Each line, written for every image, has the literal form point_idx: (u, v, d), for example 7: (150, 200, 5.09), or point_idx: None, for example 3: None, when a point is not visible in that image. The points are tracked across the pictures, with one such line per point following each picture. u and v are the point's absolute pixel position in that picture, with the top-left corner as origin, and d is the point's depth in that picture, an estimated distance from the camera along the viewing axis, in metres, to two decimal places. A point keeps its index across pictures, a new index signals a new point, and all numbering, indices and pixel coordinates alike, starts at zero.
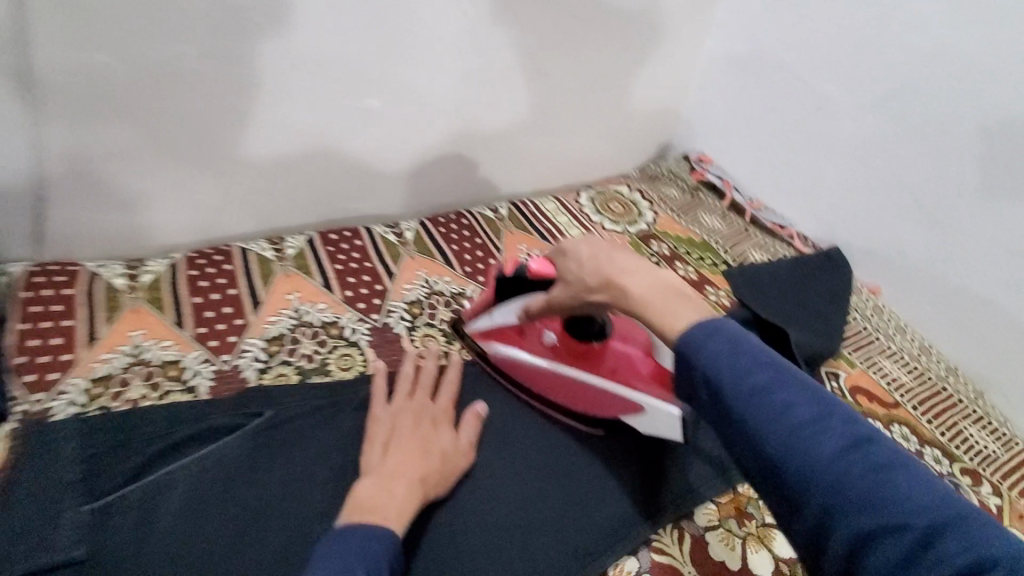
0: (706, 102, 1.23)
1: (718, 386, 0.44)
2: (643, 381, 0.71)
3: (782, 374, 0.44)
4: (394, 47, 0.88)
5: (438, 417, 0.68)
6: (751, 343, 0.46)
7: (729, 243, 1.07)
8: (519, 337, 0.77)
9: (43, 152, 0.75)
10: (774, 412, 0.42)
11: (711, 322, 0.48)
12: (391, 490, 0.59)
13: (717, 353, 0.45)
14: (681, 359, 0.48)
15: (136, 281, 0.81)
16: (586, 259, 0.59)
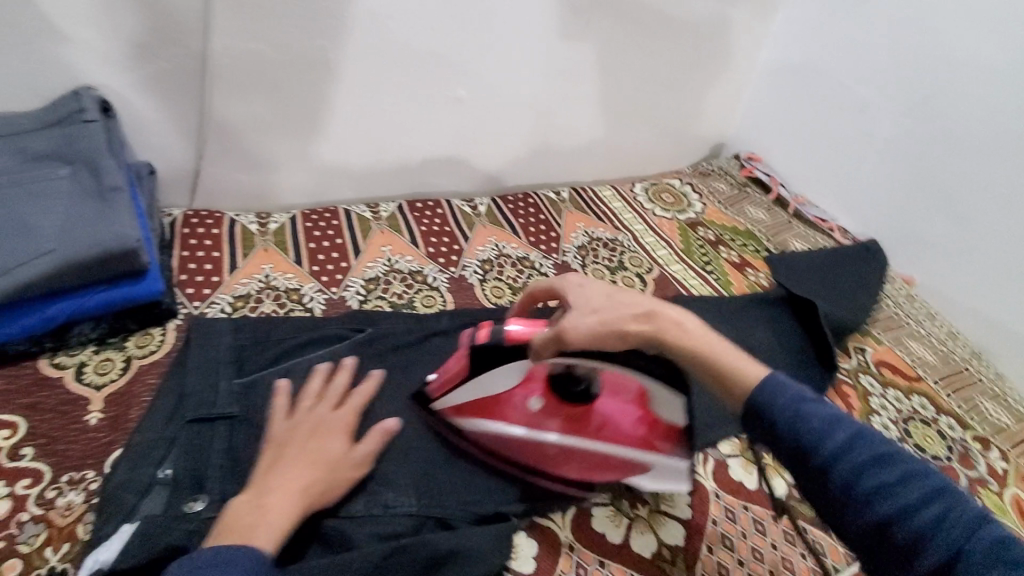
0: (759, 107, 1.34)
1: (820, 453, 0.50)
2: (643, 439, 0.68)
3: (868, 436, 0.51)
4: (485, 45, 1.05)
5: (334, 427, 0.64)
6: (835, 410, 0.52)
7: (773, 233, 1.16)
8: (504, 406, 0.70)
9: (206, 119, 0.95)
10: (880, 475, 0.48)
11: (790, 389, 0.53)
12: (264, 504, 0.56)
13: (812, 421, 0.51)
14: (772, 427, 0.52)
15: (265, 228, 1.00)
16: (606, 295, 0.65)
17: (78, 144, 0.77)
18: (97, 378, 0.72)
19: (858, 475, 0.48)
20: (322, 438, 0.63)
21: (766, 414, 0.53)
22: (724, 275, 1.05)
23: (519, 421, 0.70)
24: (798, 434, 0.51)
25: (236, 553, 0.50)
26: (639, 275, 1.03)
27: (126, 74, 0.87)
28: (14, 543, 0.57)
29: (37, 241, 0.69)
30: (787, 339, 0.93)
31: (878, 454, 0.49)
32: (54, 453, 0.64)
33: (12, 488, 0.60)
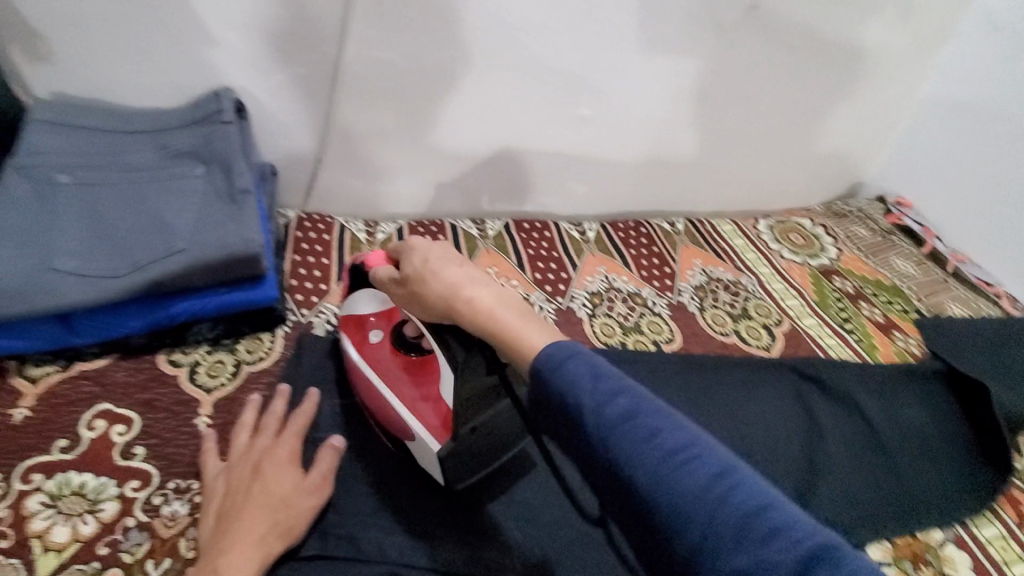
0: (914, 146, 1.19)
1: (580, 413, 0.40)
2: (426, 412, 0.62)
3: (632, 397, 0.41)
4: (618, 63, 0.97)
5: (280, 459, 0.60)
6: (604, 369, 0.42)
7: (925, 293, 1.01)
8: (357, 328, 0.70)
9: (330, 125, 0.94)
10: (642, 441, 0.38)
11: (562, 346, 0.44)
12: (216, 566, 0.51)
13: (578, 377, 0.42)
14: (540, 386, 0.43)
15: (372, 237, 0.99)
16: (421, 261, 0.55)
17: (216, 145, 0.78)
18: (208, 381, 0.71)
19: (608, 442, 0.39)
20: (267, 475, 0.58)
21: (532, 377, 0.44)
22: (867, 336, 0.92)
23: (356, 345, 0.70)
24: (552, 394, 0.42)
25: None
26: (766, 327, 0.92)
27: (260, 76, 0.87)
28: (117, 551, 0.55)
29: (170, 240, 0.70)
30: (948, 424, 0.80)
31: (638, 418, 0.39)
32: (162, 457, 0.63)
33: (121, 489, 0.60)
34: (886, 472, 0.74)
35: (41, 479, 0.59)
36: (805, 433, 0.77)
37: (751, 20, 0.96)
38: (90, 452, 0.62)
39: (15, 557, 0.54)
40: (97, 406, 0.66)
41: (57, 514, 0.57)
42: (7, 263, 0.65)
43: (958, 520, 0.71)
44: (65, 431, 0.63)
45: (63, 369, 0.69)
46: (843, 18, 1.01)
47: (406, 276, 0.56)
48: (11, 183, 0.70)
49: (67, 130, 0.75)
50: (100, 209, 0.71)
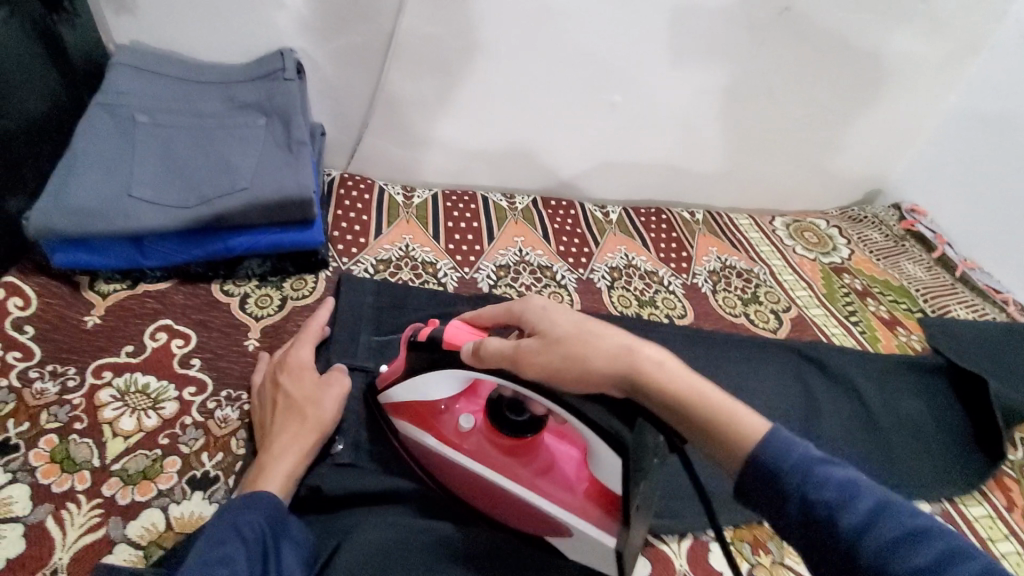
0: (933, 159, 1.24)
1: (832, 518, 0.39)
2: (568, 496, 0.58)
3: (887, 509, 0.39)
4: (655, 52, 1.01)
5: (298, 367, 0.66)
6: (853, 479, 0.41)
7: (931, 294, 1.06)
8: (440, 417, 0.63)
9: (378, 92, 1.00)
10: (916, 554, 0.37)
11: (797, 447, 0.43)
12: (261, 461, 0.58)
13: (824, 480, 0.41)
14: (776, 492, 0.42)
15: (409, 200, 1.04)
16: (571, 322, 0.52)
17: (277, 99, 0.84)
18: (257, 310, 0.78)
19: (875, 558, 0.37)
20: (283, 383, 0.64)
21: (764, 478, 0.42)
22: (871, 329, 0.97)
23: (448, 439, 0.62)
24: (795, 500, 0.41)
25: (253, 495, 0.52)
26: (775, 312, 0.97)
27: (319, 41, 0.93)
28: (176, 442, 0.63)
29: (235, 179, 0.76)
30: (943, 414, 0.85)
31: (901, 533, 0.38)
32: (216, 369, 0.70)
33: (180, 393, 0.67)
34: (879, 451, 0.79)
35: (111, 376, 0.66)
36: (805, 410, 0.81)
37: (782, 21, 1.01)
38: (153, 358, 0.69)
39: (89, 438, 0.61)
40: (158, 321, 0.73)
41: (124, 407, 0.64)
42: (92, 188, 0.71)
43: (944, 497, 0.76)
44: (131, 339, 0.71)
45: (131, 288, 0.76)
46: (871, 28, 1.05)
47: (556, 336, 0.51)
48: (98, 120, 0.77)
49: (146, 75, 0.82)
50: (172, 148, 0.78)
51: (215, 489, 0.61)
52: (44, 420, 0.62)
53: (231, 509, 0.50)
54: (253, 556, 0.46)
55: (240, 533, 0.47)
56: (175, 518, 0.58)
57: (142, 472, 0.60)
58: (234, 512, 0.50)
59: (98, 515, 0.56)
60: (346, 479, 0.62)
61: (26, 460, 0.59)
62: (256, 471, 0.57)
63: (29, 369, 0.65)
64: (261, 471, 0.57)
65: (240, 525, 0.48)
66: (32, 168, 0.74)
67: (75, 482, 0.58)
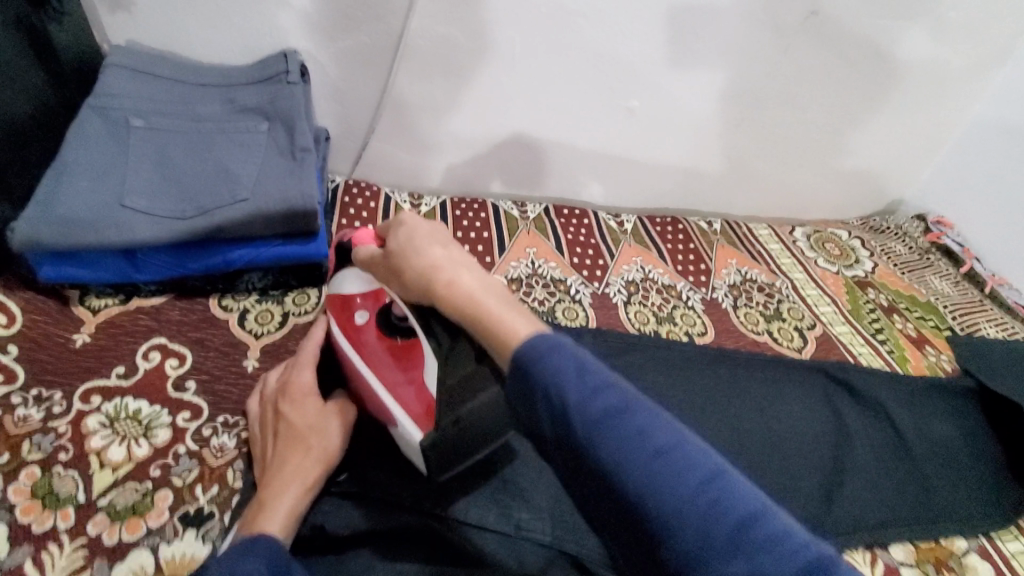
0: (959, 170, 1.20)
1: (565, 408, 0.38)
2: (407, 398, 0.58)
3: (620, 396, 0.39)
4: (674, 57, 0.97)
5: (301, 393, 0.61)
6: (595, 369, 0.40)
7: (960, 311, 1.02)
8: (343, 309, 0.67)
9: (385, 96, 0.95)
10: (639, 443, 0.37)
11: (552, 342, 0.41)
12: (262, 497, 0.54)
13: (564, 371, 0.40)
14: (524, 383, 0.41)
15: (416, 208, 1.00)
16: (405, 236, 0.54)
17: (281, 103, 0.79)
18: (257, 327, 0.73)
19: (598, 441, 0.37)
20: (286, 410, 0.60)
21: (517, 370, 0.41)
22: (899, 348, 0.93)
23: (343, 330, 0.66)
24: (538, 390, 0.40)
25: (253, 539, 0.47)
26: (798, 329, 0.93)
27: (324, 41, 0.89)
28: (168, 474, 0.59)
29: (236, 189, 0.71)
30: (979, 441, 0.81)
31: (630, 419, 0.38)
32: (212, 392, 0.66)
33: (173, 419, 0.63)
34: (912, 481, 0.75)
35: (100, 402, 0.62)
36: (835, 436, 0.77)
37: (809, 26, 0.97)
38: (146, 381, 0.65)
39: (74, 471, 0.57)
40: (152, 339, 0.69)
41: (113, 435, 0.60)
42: (81, 197, 0.67)
43: (983, 533, 0.73)
44: (122, 359, 0.66)
45: (122, 303, 0.72)
46: (901, 32, 1.01)
47: (390, 249, 0.55)
48: (90, 124, 0.73)
49: (141, 77, 0.78)
50: (169, 155, 0.73)
51: (209, 526, 0.56)
52: (27, 450, 0.57)
53: (229, 557, 0.45)
54: None
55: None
56: (166, 560, 0.53)
57: (132, 508, 0.56)
58: (232, 562, 0.45)
59: (82, 557, 0.52)
60: (347, 515, 0.58)
61: (6, 495, 0.54)
62: (256, 507, 0.53)
63: (12, 394, 0.61)
64: (262, 508, 0.53)
65: (237, 574, 0.43)
66: (18, 176, 0.70)
67: (58, 520, 0.54)
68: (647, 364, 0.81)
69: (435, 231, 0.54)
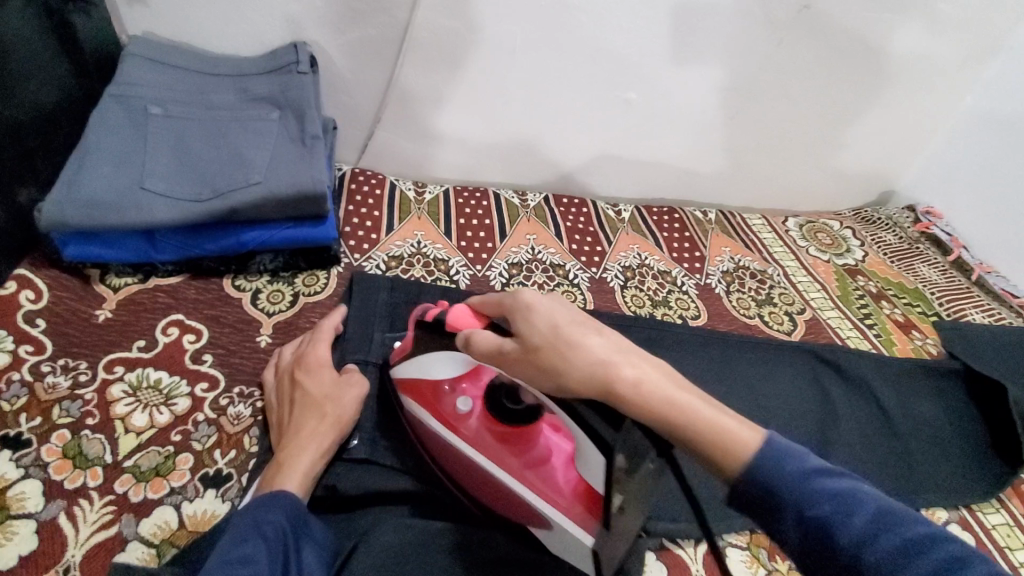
0: (949, 162, 1.23)
1: (831, 530, 0.37)
2: (552, 487, 0.56)
3: (864, 500, 0.38)
4: (671, 50, 1.00)
5: (318, 363, 0.65)
6: (829, 474, 0.39)
7: (946, 298, 1.05)
8: (436, 397, 0.62)
9: (391, 87, 0.99)
10: (898, 552, 0.35)
11: (778, 449, 0.40)
12: (280, 459, 0.57)
13: (816, 486, 0.38)
14: (760, 498, 0.40)
15: (420, 196, 1.03)
16: (548, 326, 0.47)
17: (291, 93, 0.83)
18: (269, 306, 0.77)
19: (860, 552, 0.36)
20: (305, 381, 0.63)
21: (750, 487, 0.40)
22: (886, 332, 0.96)
23: (444, 420, 0.62)
24: (779, 505, 0.39)
25: (271, 494, 0.51)
26: (789, 314, 0.96)
27: (333, 34, 0.92)
28: (188, 438, 0.62)
29: (249, 174, 0.75)
30: (959, 419, 0.84)
31: (886, 525, 0.36)
32: (228, 365, 0.70)
33: (192, 389, 0.66)
34: (895, 455, 0.78)
35: (123, 371, 0.66)
36: (821, 413, 0.81)
37: (802, 19, 1.00)
38: (165, 353, 0.68)
39: (100, 434, 0.61)
40: (170, 315, 0.72)
41: (136, 402, 0.64)
42: (104, 181, 0.71)
43: (962, 504, 0.75)
44: (143, 333, 0.70)
45: (141, 281, 0.75)
46: (892, 25, 1.04)
47: (532, 344, 0.48)
48: (110, 112, 0.76)
49: (159, 67, 0.81)
50: (186, 142, 0.77)
51: (228, 487, 0.60)
52: (56, 415, 0.61)
53: (251, 509, 0.49)
54: (274, 553, 0.46)
55: (261, 533, 0.46)
56: (188, 516, 0.57)
57: (155, 469, 0.59)
58: (254, 513, 0.48)
59: (110, 512, 0.56)
60: (359, 477, 0.62)
61: (39, 455, 0.58)
62: (274, 468, 0.56)
63: (41, 363, 0.64)
64: (280, 469, 0.56)
65: (260, 523, 0.47)
66: (44, 159, 0.74)
67: (87, 478, 0.58)
68: (642, 344, 0.84)
69: (574, 319, 0.47)
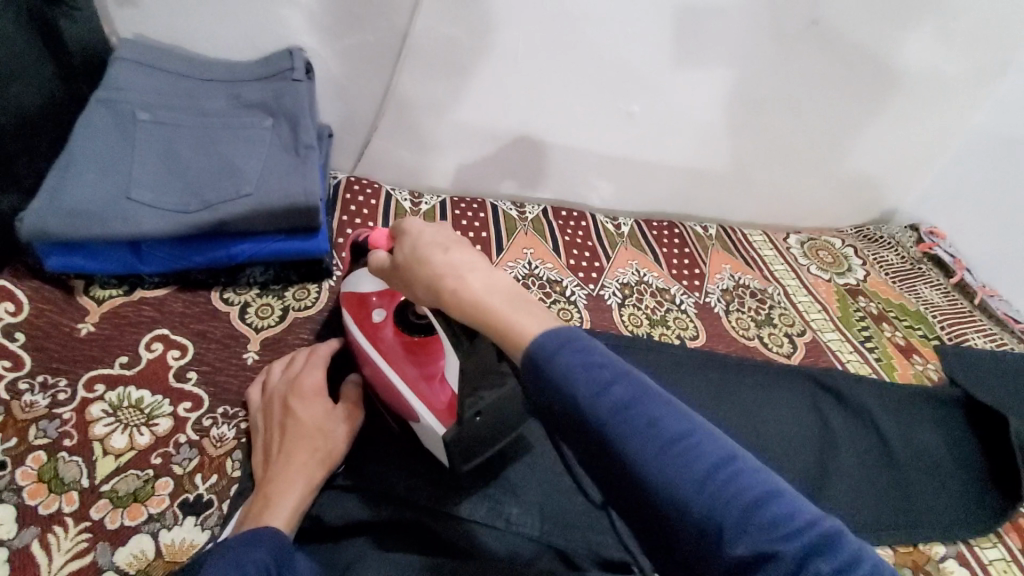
0: (954, 180, 1.22)
1: (580, 404, 0.40)
2: (428, 392, 0.60)
3: (627, 383, 0.41)
4: (674, 61, 0.98)
5: (311, 389, 0.64)
6: (600, 357, 0.42)
7: (948, 321, 1.04)
8: (359, 306, 0.67)
9: (388, 94, 0.97)
10: (638, 429, 0.39)
11: (561, 336, 0.42)
12: (267, 494, 0.55)
13: (576, 365, 0.41)
14: (534, 376, 0.42)
15: (417, 207, 1.01)
16: (410, 247, 0.50)
17: (285, 100, 0.80)
18: (257, 321, 0.75)
19: (609, 427, 0.39)
20: (297, 409, 0.61)
21: (528, 365, 0.42)
22: (887, 356, 0.94)
23: (360, 325, 0.66)
24: (545, 381, 0.41)
25: (253, 532, 0.49)
26: (789, 335, 0.95)
27: (330, 39, 0.90)
28: (169, 462, 0.60)
29: (239, 184, 0.73)
30: (960, 448, 0.82)
31: (637, 404, 0.39)
32: (213, 383, 0.68)
33: (175, 408, 0.64)
34: (894, 486, 0.77)
35: (103, 390, 0.64)
36: (820, 441, 0.79)
37: (809, 34, 0.98)
38: (148, 370, 0.67)
39: (78, 456, 0.59)
40: (155, 330, 0.70)
41: (116, 423, 0.62)
42: (89, 190, 0.68)
43: (962, 539, 0.74)
44: (125, 349, 0.68)
45: (126, 294, 0.73)
46: (900, 42, 1.02)
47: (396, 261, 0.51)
48: (97, 117, 0.74)
49: (149, 72, 0.79)
50: (175, 149, 0.74)
51: (208, 514, 0.58)
52: (33, 435, 0.59)
53: (233, 546, 0.47)
54: None
55: (244, 571, 0.44)
56: (165, 545, 0.55)
57: (133, 494, 0.58)
58: (235, 551, 0.46)
59: (85, 539, 0.54)
60: (345, 508, 0.60)
61: (13, 478, 0.56)
62: (261, 503, 0.55)
63: (19, 380, 0.62)
64: (267, 506, 0.54)
65: (243, 561, 0.45)
66: (27, 166, 0.72)
67: (63, 503, 0.56)
68: (638, 366, 0.82)
69: (438, 233, 0.50)
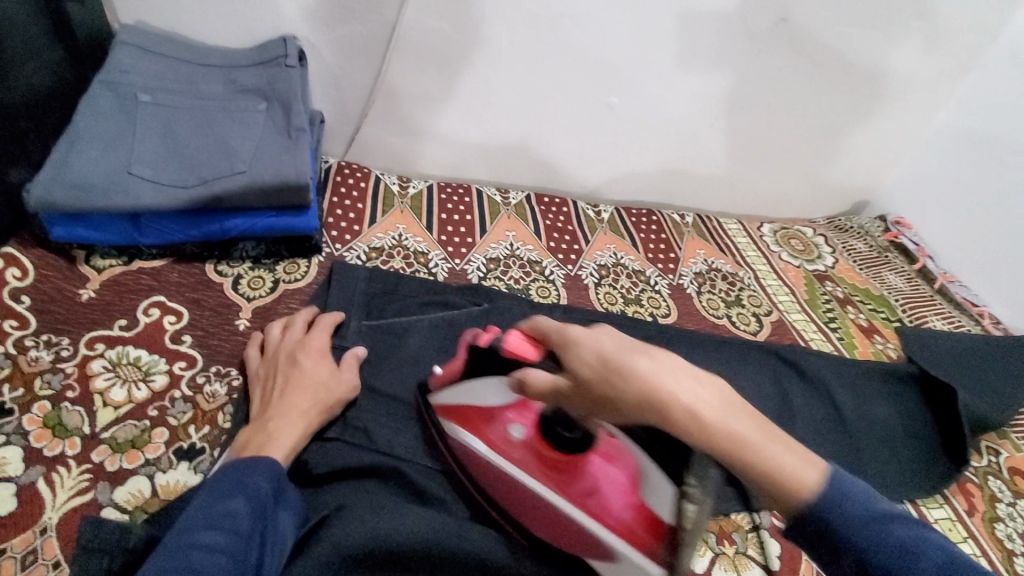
0: (921, 174, 1.27)
1: (870, 557, 0.40)
2: (617, 515, 0.57)
3: (908, 528, 0.41)
4: (649, 54, 1.02)
5: (315, 348, 0.69)
6: (878, 505, 0.42)
7: (910, 305, 1.09)
8: (490, 425, 0.65)
9: (378, 82, 1.01)
10: None
11: (841, 485, 0.43)
12: (268, 429, 0.60)
13: (866, 520, 0.41)
14: (825, 532, 0.42)
15: (404, 190, 1.05)
16: (596, 355, 0.46)
17: (278, 85, 0.85)
18: (249, 291, 0.79)
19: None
20: (304, 364, 0.66)
21: (818, 521, 0.42)
22: (849, 336, 1.00)
23: (496, 447, 0.63)
24: (836, 536, 0.41)
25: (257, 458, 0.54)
26: (756, 315, 1.00)
27: (323, 29, 0.95)
28: (165, 414, 0.65)
29: (234, 162, 0.77)
30: (911, 419, 0.87)
31: (922, 552, 0.40)
32: (206, 345, 0.72)
33: (170, 366, 0.69)
34: (846, 452, 0.82)
35: (104, 348, 0.68)
36: (780, 411, 0.84)
37: (779, 32, 1.03)
38: (145, 332, 0.71)
39: (80, 406, 0.63)
40: (152, 297, 0.75)
41: (116, 378, 0.66)
42: (92, 164, 0.73)
43: (907, 499, 0.79)
44: (124, 313, 0.72)
45: (126, 264, 0.77)
46: (866, 40, 1.07)
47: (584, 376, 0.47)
48: (101, 98, 0.78)
49: (151, 56, 0.84)
50: (174, 129, 0.79)
51: (200, 460, 0.63)
52: (39, 387, 0.63)
53: (233, 468, 0.52)
54: (255, 508, 0.49)
55: (245, 490, 0.50)
56: (161, 485, 0.60)
57: (131, 441, 0.62)
58: (236, 472, 0.52)
59: (86, 479, 0.58)
60: (330, 457, 0.65)
61: (21, 424, 0.61)
62: (263, 436, 0.60)
63: (25, 338, 0.67)
64: (264, 440, 0.59)
65: (245, 482, 0.51)
66: (35, 142, 0.76)
67: (66, 447, 0.60)
68: None
69: (626, 344, 0.46)
